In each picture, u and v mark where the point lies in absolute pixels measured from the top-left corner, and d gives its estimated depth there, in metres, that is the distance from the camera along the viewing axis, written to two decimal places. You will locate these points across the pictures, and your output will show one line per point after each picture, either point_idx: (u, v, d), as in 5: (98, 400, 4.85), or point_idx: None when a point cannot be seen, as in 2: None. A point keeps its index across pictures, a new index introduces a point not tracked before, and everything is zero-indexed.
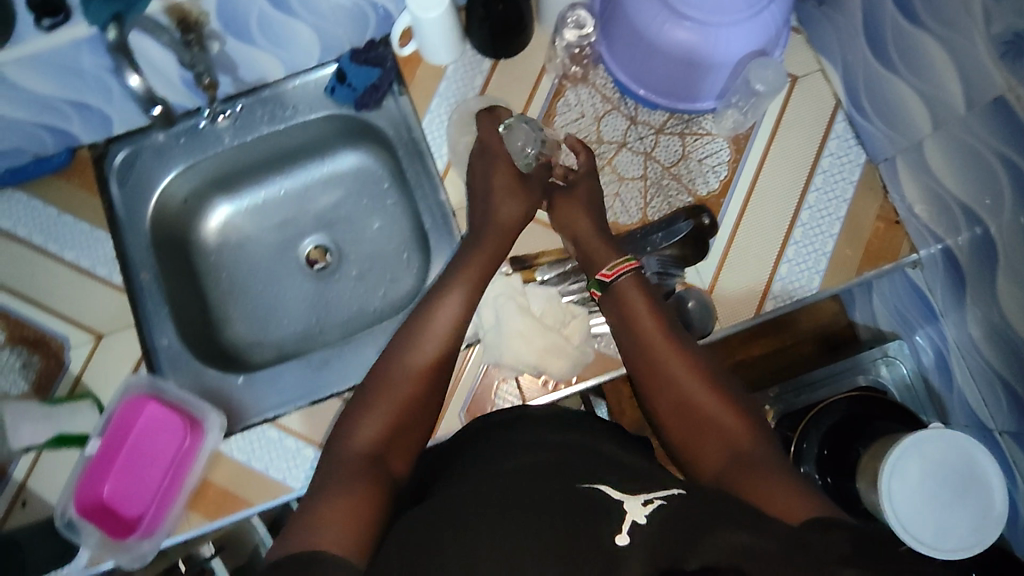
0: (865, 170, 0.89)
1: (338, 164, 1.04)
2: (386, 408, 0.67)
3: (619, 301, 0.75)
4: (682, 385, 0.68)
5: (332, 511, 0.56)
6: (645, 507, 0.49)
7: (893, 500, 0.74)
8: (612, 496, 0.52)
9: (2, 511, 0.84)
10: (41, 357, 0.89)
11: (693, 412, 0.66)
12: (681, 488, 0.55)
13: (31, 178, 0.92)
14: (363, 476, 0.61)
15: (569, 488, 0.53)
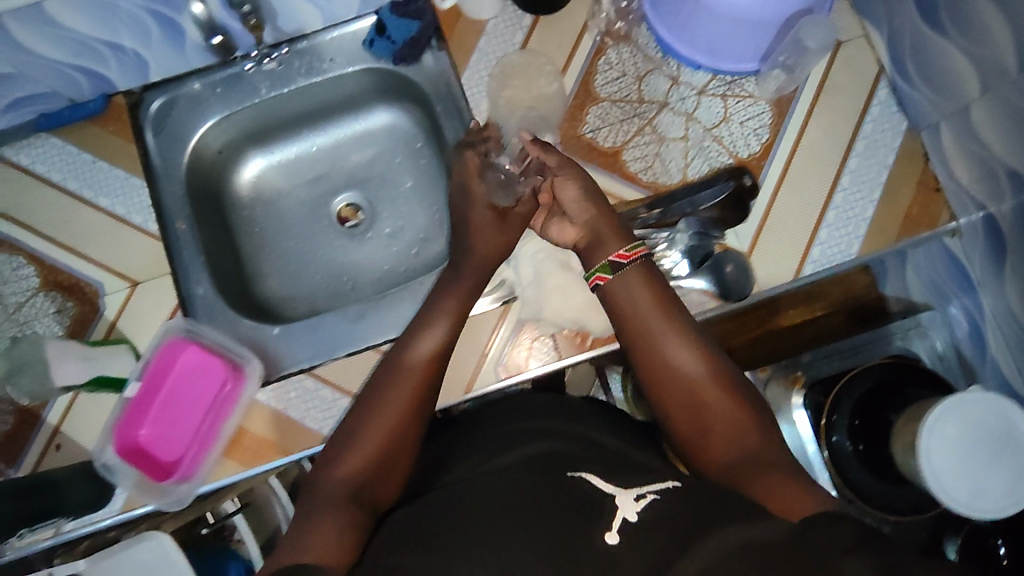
0: (908, 137, 0.89)
1: (371, 122, 1.03)
2: (375, 426, 0.67)
3: (625, 289, 0.71)
4: (693, 376, 0.66)
5: (319, 537, 0.58)
6: (637, 503, 0.53)
7: (930, 458, 0.75)
8: (604, 491, 0.56)
9: (37, 453, 0.86)
10: (76, 303, 0.88)
11: (693, 405, 0.65)
12: (678, 480, 0.59)
13: (66, 124, 0.91)
14: (351, 498, 0.62)
15: (568, 486, 0.57)
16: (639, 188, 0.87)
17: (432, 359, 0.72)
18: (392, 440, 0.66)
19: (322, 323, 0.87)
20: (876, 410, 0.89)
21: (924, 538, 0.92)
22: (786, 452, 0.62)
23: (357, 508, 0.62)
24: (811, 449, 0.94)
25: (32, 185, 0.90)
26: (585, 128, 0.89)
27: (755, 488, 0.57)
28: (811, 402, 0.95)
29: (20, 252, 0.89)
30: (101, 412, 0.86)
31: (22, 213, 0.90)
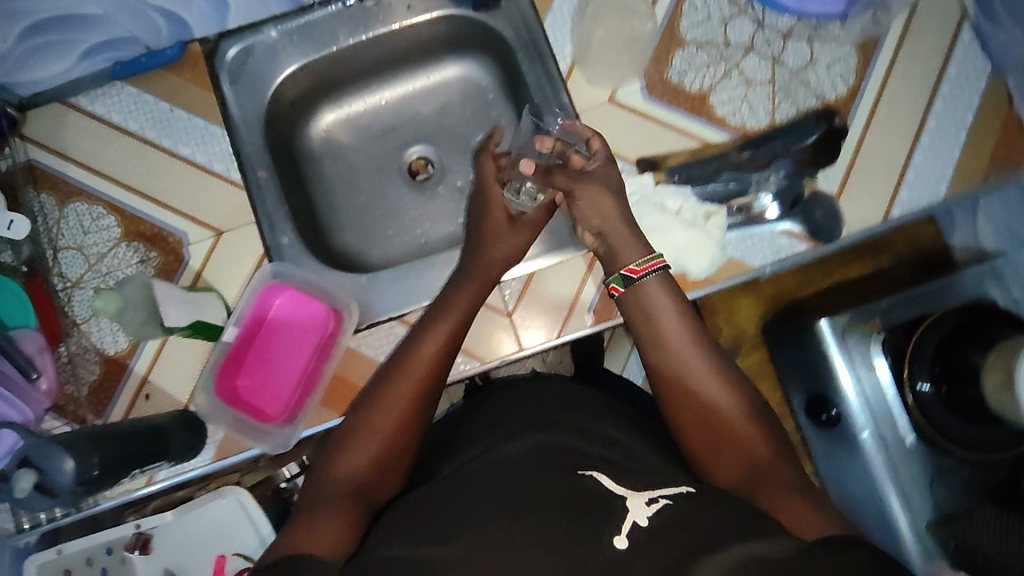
0: (992, 79, 0.89)
1: (442, 74, 1.01)
2: (378, 425, 0.67)
3: (642, 304, 0.72)
4: (704, 386, 0.67)
5: (315, 529, 0.58)
6: (649, 507, 0.52)
7: None
8: (614, 493, 0.55)
9: (126, 404, 0.84)
10: (160, 253, 0.87)
11: (711, 421, 0.66)
12: (692, 486, 0.57)
13: (141, 71, 0.89)
14: (350, 499, 0.62)
15: (572, 488, 0.55)
16: (725, 131, 0.87)
17: (435, 358, 0.71)
18: (394, 441, 0.67)
19: (410, 271, 0.87)
20: (954, 353, 0.88)
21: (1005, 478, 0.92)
22: (798, 472, 0.63)
23: (355, 506, 0.62)
24: (890, 395, 0.95)
25: (109, 134, 0.89)
26: (671, 72, 0.88)
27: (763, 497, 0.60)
28: (889, 345, 0.94)
29: (99, 201, 0.88)
30: (190, 361, 0.85)
31: (99, 163, 0.88)
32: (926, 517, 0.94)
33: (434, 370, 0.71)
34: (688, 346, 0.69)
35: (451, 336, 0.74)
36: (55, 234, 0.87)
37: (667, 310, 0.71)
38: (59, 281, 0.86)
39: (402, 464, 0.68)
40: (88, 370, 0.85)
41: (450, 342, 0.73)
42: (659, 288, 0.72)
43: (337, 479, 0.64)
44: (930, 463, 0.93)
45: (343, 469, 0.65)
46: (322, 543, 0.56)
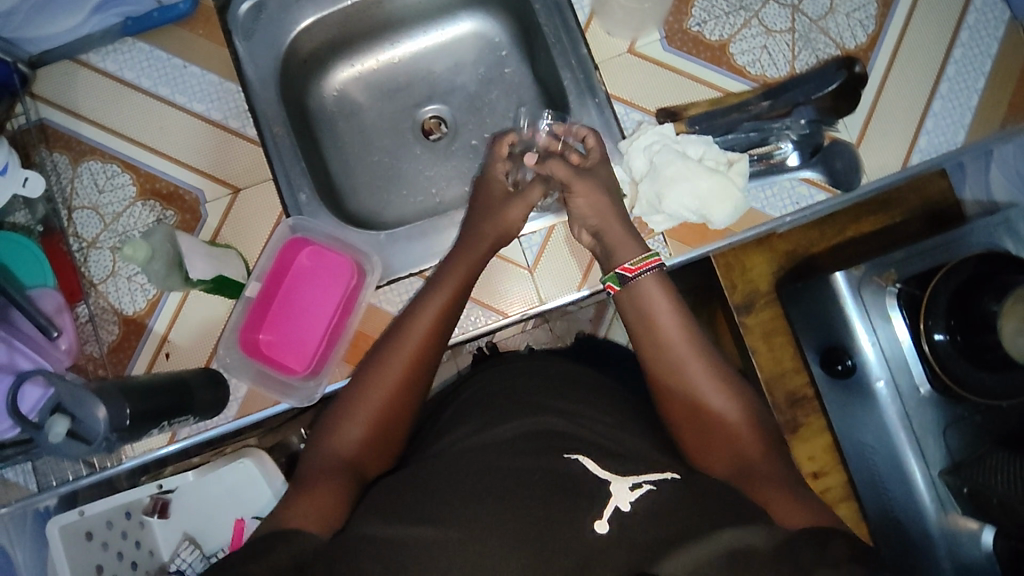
0: (1010, 27, 0.89)
1: (455, 31, 1.00)
2: (369, 404, 0.69)
3: (637, 301, 0.74)
4: (695, 382, 0.70)
5: (306, 501, 0.61)
6: (631, 493, 0.56)
7: None
8: (600, 476, 0.58)
9: (146, 362, 0.84)
10: (176, 211, 0.86)
11: (703, 417, 0.70)
12: (675, 472, 0.62)
13: (153, 27, 0.88)
14: (340, 475, 0.65)
15: (555, 472, 0.59)
16: (746, 81, 0.88)
17: (427, 339, 0.72)
18: (384, 419, 0.69)
19: (429, 228, 0.86)
20: (966, 302, 0.87)
21: (1017, 424, 0.91)
22: (782, 464, 0.67)
23: (348, 482, 0.65)
24: (906, 344, 0.94)
25: (121, 92, 0.88)
26: (691, 21, 0.89)
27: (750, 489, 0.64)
28: (905, 297, 0.95)
29: (113, 160, 0.87)
30: (211, 318, 0.84)
31: (112, 121, 0.87)
32: (939, 465, 0.94)
33: (426, 350, 0.72)
34: (678, 342, 0.72)
35: (444, 314, 0.74)
36: (69, 194, 0.86)
37: (661, 309, 0.73)
38: (75, 242, 0.85)
39: (393, 438, 0.71)
40: (107, 331, 0.84)
41: (443, 322, 0.74)
42: (654, 286, 0.74)
43: (328, 457, 0.67)
44: (942, 411, 0.93)
45: (335, 446, 0.67)
46: (311, 516, 0.59)
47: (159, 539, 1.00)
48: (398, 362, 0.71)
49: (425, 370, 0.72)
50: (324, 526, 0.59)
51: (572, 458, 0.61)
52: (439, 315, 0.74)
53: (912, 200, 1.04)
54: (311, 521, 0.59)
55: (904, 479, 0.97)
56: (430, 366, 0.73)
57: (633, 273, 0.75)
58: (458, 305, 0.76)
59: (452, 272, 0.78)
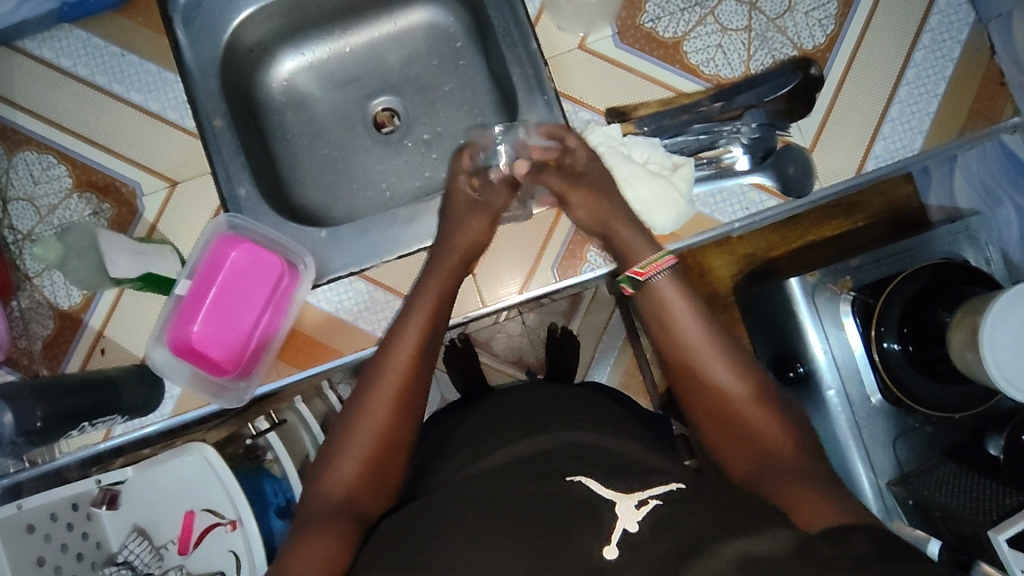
0: (975, 29, 0.86)
1: (408, 21, 0.98)
2: (362, 441, 0.65)
3: (653, 306, 0.70)
4: (722, 385, 0.66)
5: (304, 557, 0.58)
6: (637, 513, 0.55)
7: (993, 347, 0.75)
8: (604, 497, 0.58)
9: (81, 358, 0.83)
10: (113, 204, 0.84)
11: (732, 422, 0.65)
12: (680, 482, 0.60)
13: (90, 14, 0.85)
14: (339, 521, 0.62)
15: (557, 500, 0.58)
16: (699, 81, 0.86)
17: (415, 360, 0.69)
18: (382, 441, 0.66)
19: (371, 227, 0.85)
20: (919, 314, 0.88)
21: (965, 436, 0.93)
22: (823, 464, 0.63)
23: (347, 528, 0.62)
24: (858, 353, 0.94)
25: (58, 80, 0.85)
26: (644, 17, 0.87)
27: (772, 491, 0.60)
28: (859, 304, 0.94)
29: (50, 150, 0.85)
30: (147, 314, 0.83)
31: (49, 110, 0.85)
32: (887, 474, 0.93)
33: (416, 373, 0.68)
34: (699, 345, 0.67)
35: (427, 331, 0.71)
36: (4, 185, 0.84)
37: (679, 313, 0.69)
38: (10, 234, 0.84)
39: (395, 471, 0.67)
40: (41, 325, 0.83)
41: (429, 339, 0.70)
42: (669, 289, 0.70)
43: (326, 501, 0.64)
44: (894, 419, 0.93)
45: (330, 490, 0.64)
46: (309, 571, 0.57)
47: (106, 528, 0.99)
48: (388, 390, 0.67)
49: (417, 393, 0.68)
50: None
51: (576, 481, 0.61)
52: (424, 332, 0.70)
53: (874, 204, 1.02)
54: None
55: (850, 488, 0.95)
56: (421, 388, 0.69)
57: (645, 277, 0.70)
58: (441, 318, 0.73)
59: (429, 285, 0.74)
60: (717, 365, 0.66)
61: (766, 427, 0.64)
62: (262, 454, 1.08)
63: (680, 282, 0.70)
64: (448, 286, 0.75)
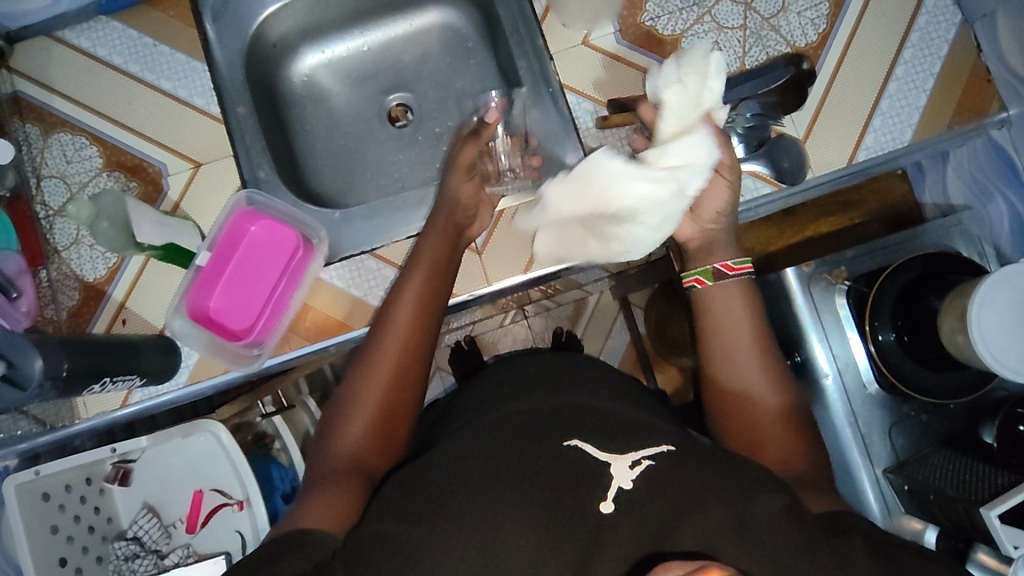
0: (961, 30, 0.91)
1: (423, 21, 1.03)
2: (371, 393, 0.71)
3: (714, 305, 0.78)
4: (755, 388, 0.74)
5: (319, 504, 0.62)
6: (632, 471, 0.59)
7: (980, 327, 0.77)
8: (597, 458, 0.61)
9: (103, 327, 0.87)
10: (139, 183, 0.89)
11: (761, 422, 0.72)
12: (671, 442, 0.63)
13: (126, 7, 0.92)
14: (351, 475, 0.66)
15: (553, 456, 0.62)
16: None
17: (416, 322, 0.75)
18: (386, 404, 0.71)
19: (382, 208, 0.90)
20: (913, 301, 0.89)
21: (959, 426, 0.94)
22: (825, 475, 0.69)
23: (356, 479, 0.66)
24: (856, 348, 0.95)
25: (94, 67, 0.91)
26: (645, 16, 0.92)
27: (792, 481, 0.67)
28: (853, 294, 0.96)
29: (83, 132, 0.90)
30: (168, 287, 0.87)
31: (84, 95, 0.91)
32: (883, 462, 0.94)
33: (418, 332, 0.75)
34: (748, 349, 0.75)
35: (427, 294, 0.78)
36: (38, 163, 0.90)
37: (739, 318, 0.77)
38: (42, 209, 0.89)
39: (400, 425, 0.72)
40: (67, 295, 0.87)
41: (429, 300, 0.77)
42: (737, 294, 0.78)
43: (341, 452, 0.69)
44: (889, 408, 0.94)
45: (343, 442, 0.69)
46: (323, 517, 0.61)
47: (118, 507, 1.02)
48: (392, 344, 0.74)
49: (421, 349, 0.75)
50: (339, 526, 0.60)
51: (573, 444, 0.63)
52: (425, 293, 0.78)
53: (871, 202, 1.05)
54: (323, 523, 0.60)
55: (847, 475, 0.95)
56: (424, 347, 0.75)
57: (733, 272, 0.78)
58: (440, 280, 0.80)
59: (428, 250, 0.81)
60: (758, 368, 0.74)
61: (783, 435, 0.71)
62: (270, 441, 1.10)
63: (747, 290, 0.78)
64: (447, 254, 0.82)
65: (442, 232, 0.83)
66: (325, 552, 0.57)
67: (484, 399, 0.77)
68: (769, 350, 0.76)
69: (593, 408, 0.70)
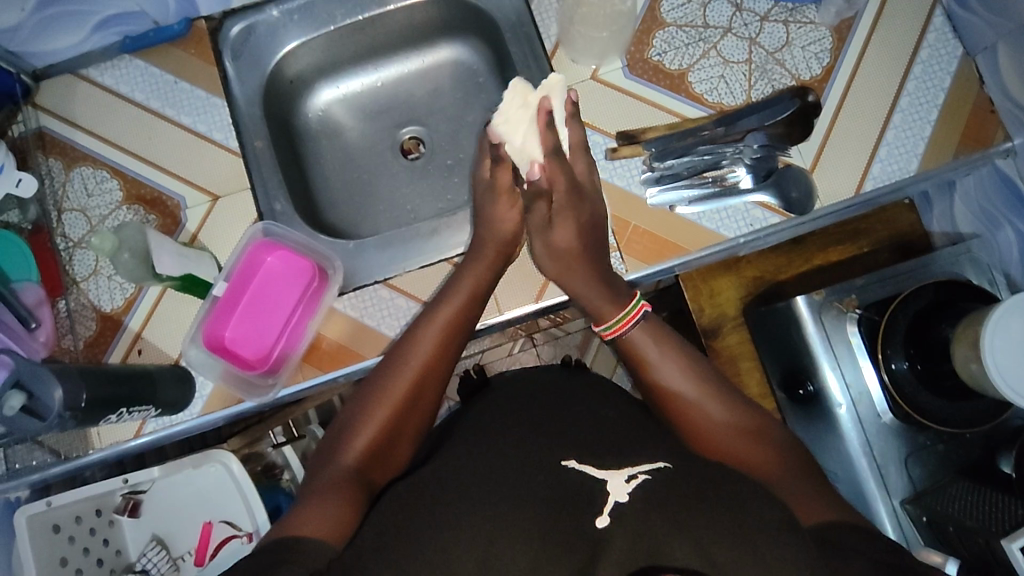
0: (963, 62, 0.93)
1: (435, 58, 1.06)
2: (382, 409, 0.73)
3: (630, 351, 0.79)
4: (705, 418, 0.74)
5: (319, 511, 0.64)
6: (627, 484, 0.61)
7: (994, 355, 0.76)
8: (595, 476, 0.64)
9: (119, 358, 0.88)
10: (158, 215, 0.91)
11: (726, 447, 0.73)
12: (666, 461, 0.66)
13: (149, 45, 0.95)
14: (351, 486, 0.68)
15: (556, 477, 0.64)
16: (703, 107, 0.93)
17: (434, 350, 0.77)
18: (392, 427, 0.73)
19: (395, 239, 0.91)
20: (924, 331, 0.88)
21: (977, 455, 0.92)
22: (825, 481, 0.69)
23: (356, 491, 0.68)
24: (870, 379, 0.94)
25: (117, 104, 0.94)
26: (652, 51, 0.94)
27: (784, 490, 0.67)
28: (865, 323, 0.95)
29: (104, 166, 0.92)
30: (184, 317, 0.88)
31: (107, 130, 0.93)
32: (900, 494, 0.93)
33: (439, 362, 0.77)
34: (683, 385, 0.76)
35: (449, 323, 0.79)
36: (60, 196, 0.92)
37: (656, 360, 0.78)
38: (62, 241, 0.90)
39: (404, 448, 0.75)
40: (84, 326, 0.88)
41: (454, 332, 0.79)
42: (644, 335, 0.79)
43: (345, 462, 0.70)
44: (904, 439, 0.93)
45: (347, 454, 0.71)
46: (320, 525, 0.62)
47: (127, 539, 1.01)
48: (411, 369, 0.76)
49: (439, 371, 0.77)
50: (338, 537, 0.62)
51: (571, 465, 0.66)
52: (452, 325, 0.79)
53: (880, 230, 1.05)
54: (320, 531, 0.61)
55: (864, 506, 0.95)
56: (443, 377, 0.78)
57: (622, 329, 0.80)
58: (470, 312, 0.82)
59: (466, 281, 0.83)
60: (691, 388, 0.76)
61: (752, 449, 0.72)
62: (280, 472, 1.10)
63: (649, 332, 0.79)
64: (481, 283, 0.84)
65: (485, 264, 0.85)
66: (320, 561, 0.58)
67: (498, 421, 0.77)
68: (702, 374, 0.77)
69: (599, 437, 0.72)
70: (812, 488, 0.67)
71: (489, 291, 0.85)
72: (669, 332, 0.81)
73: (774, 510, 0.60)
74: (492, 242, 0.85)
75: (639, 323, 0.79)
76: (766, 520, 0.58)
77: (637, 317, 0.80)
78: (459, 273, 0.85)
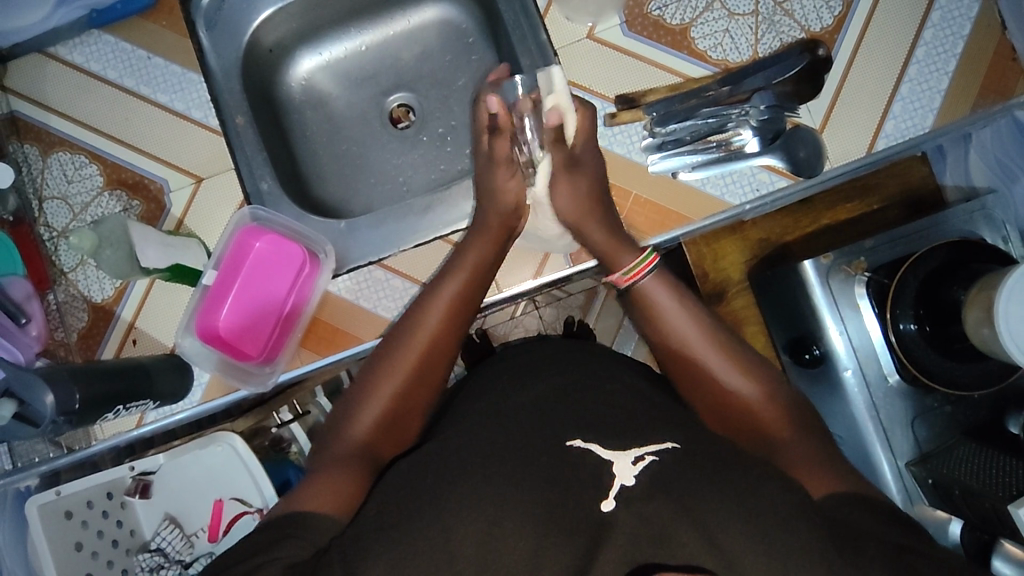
0: (984, 5, 0.89)
1: (422, 19, 1.00)
2: (394, 381, 0.71)
3: (642, 301, 0.77)
4: (718, 372, 0.72)
5: (325, 484, 0.63)
6: (634, 468, 0.59)
7: (1008, 300, 0.70)
8: (601, 456, 0.60)
9: (113, 349, 0.86)
10: (142, 201, 0.88)
11: (736, 407, 0.71)
12: (675, 441, 0.62)
13: (118, 19, 0.90)
14: (355, 460, 0.67)
15: (554, 454, 0.62)
16: (707, 66, 0.88)
17: (443, 324, 0.74)
18: (394, 410, 0.71)
19: (388, 217, 0.87)
20: (936, 291, 0.83)
21: (984, 416, 0.89)
22: (829, 457, 0.66)
23: (363, 465, 0.67)
24: (876, 338, 0.89)
25: (89, 83, 0.90)
26: (651, 5, 0.89)
27: (789, 462, 0.66)
28: (874, 286, 0.90)
29: (81, 151, 0.89)
30: (177, 306, 0.87)
31: (81, 112, 0.89)
32: (906, 456, 0.89)
33: (446, 337, 0.74)
34: (695, 335, 0.74)
35: (456, 300, 0.76)
36: (39, 184, 0.89)
37: (667, 305, 0.75)
38: (46, 231, 0.88)
39: (415, 419, 0.73)
40: (76, 317, 0.87)
41: (457, 300, 0.76)
42: (658, 284, 0.76)
43: (350, 437, 0.69)
44: (912, 401, 0.89)
45: (354, 425, 0.70)
46: (330, 499, 0.62)
47: (141, 518, 0.95)
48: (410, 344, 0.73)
49: (441, 349, 0.73)
50: (343, 510, 0.62)
51: (581, 445, 0.62)
52: (455, 301, 0.76)
53: (891, 184, 0.99)
54: (330, 505, 0.61)
55: (869, 468, 0.91)
56: (449, 352, 0.75)
57: (628, 281, 0.78)
58: (475, 285, 0.78)
59: (468, 256, 0.79)
60: (693, 327, 0.74)
61: (761, 408, 0.70)
62: (288, 445, 1.01)
63: (663, 280, 0.77)
64: (486, 256, 0.80)
65: (490, 231, 0.81)
66: (324, 539, 0.58)
67: (493, 394, 0.74)
68: (710, 323, 0.75)
69: (600, 405, 0.69)
70: (816, 458, 0.65)
71: (496, 261, 0.81)
72: (681, 283, 0.79)
73: (779, 488, 0.58)
74: (493, 208, 0.81)
75: (650, 274, 0.76)
76: (771, 506, 0.56)
77: (652, 265, 0.77)
78: (466, 243, 0.81)
